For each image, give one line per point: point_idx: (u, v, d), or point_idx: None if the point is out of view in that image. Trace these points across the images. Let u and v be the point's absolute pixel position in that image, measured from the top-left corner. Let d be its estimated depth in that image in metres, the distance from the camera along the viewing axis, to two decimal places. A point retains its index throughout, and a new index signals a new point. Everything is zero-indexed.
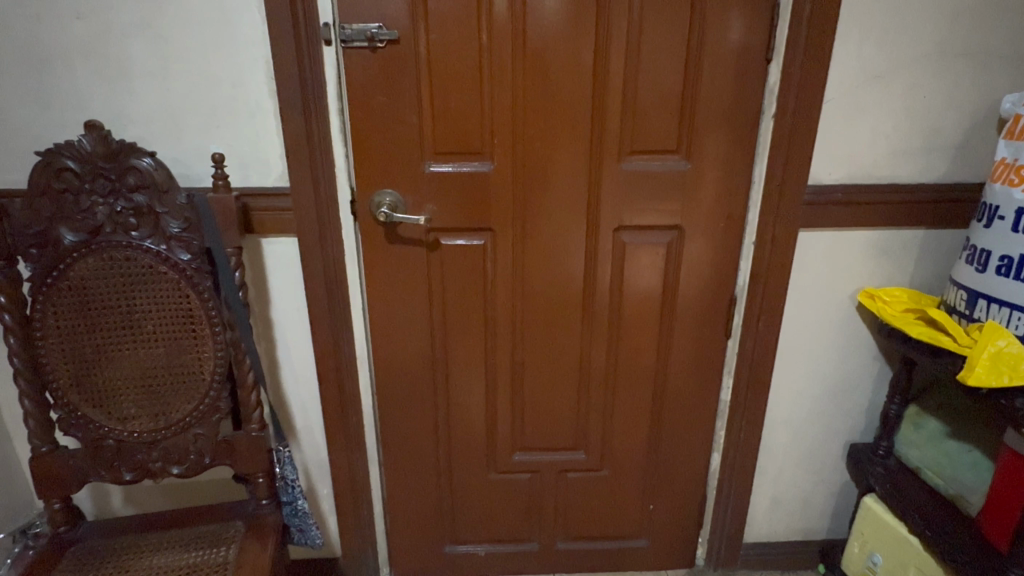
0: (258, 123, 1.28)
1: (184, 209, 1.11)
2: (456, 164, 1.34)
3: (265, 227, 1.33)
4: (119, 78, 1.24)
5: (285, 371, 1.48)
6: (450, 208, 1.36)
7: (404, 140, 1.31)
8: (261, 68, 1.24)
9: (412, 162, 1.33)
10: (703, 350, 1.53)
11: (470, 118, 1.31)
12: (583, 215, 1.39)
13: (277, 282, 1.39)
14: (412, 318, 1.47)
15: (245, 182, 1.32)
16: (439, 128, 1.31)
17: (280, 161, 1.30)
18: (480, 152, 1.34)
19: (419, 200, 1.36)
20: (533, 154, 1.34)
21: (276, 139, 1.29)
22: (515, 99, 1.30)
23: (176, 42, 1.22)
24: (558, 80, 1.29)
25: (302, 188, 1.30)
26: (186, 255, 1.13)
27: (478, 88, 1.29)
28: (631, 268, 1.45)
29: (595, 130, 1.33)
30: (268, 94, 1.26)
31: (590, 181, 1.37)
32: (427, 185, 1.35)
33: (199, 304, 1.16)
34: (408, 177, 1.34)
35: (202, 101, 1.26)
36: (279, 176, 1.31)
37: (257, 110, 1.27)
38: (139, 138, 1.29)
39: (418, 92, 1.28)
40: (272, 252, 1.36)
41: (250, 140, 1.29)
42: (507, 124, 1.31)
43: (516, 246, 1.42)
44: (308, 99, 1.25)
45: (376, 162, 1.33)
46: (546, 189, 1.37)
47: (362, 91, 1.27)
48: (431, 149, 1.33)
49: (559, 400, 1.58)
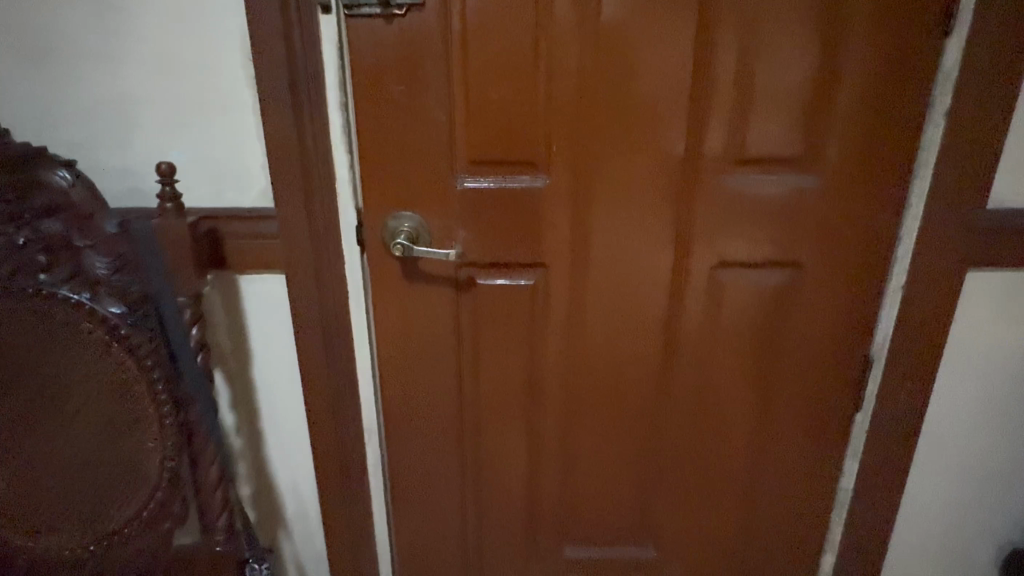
0: (232, 123, 0.94)
1: (115, 241, 0.78)
2: (498, 177, 0.99)
3: (243, 260, 0.99)
4: (46, 62, 0.91)
5: (272, 443, 1.14)
6: (489, 237, 1.01)
7: (429, 145, 0.97)
8: (236, 48, 0.91)
9: (439, 174, 0.98)
10: (821, 424, 1.16)
11: (519, 116, 0.95)
12: (667, 246, 1.03)
13: (261, 332, 1.05)
14: (437, 377, 1.12)
15: (217, 202, 0.98)
16: (477, 130, 0.96)
17: (263, 175, 0.96)
18: (531, 161, 0.98)
19: (447, 226, 1.01)
20: (603, 164, 0.98)
21: (257, 143, 0.95)
22: (582, 90, 0.94)
23: (119, 11, 0.89)
24: (642, 63, 0.93)
25: (292, 210, 0.96)
26: (118, 308, 0.80)
27: (531, 75, 0.94)
28: (728, 317, 1.08)
29: (691, 132, 0.97)
30: (246, 82, 0.92)
31: (680, 203, 1.01)
32: (459, 205, 1.00)
33: (138, 375, 0.82)
34: (433, 195, 0.99)
35: (156, 92, 0.93)
36: (261, 195, 0.97)
37: (231, 104, 0.93)
38: (72, 143, 0.96)
39: (448, 80, 0.93)
40: (253, 294, 1.03)
41: (222, 145, 0.95)
42: (568, 125, 0.96)
43: (576, 287, 1.06)
44: (299, 89, 0.91)
45: (391, 174, 0.98)
46: (620, 212, 1.01)
47: (372, 77, 0.93)
48: (465, 158, 0.98)
49: (625, 482, 1.22)
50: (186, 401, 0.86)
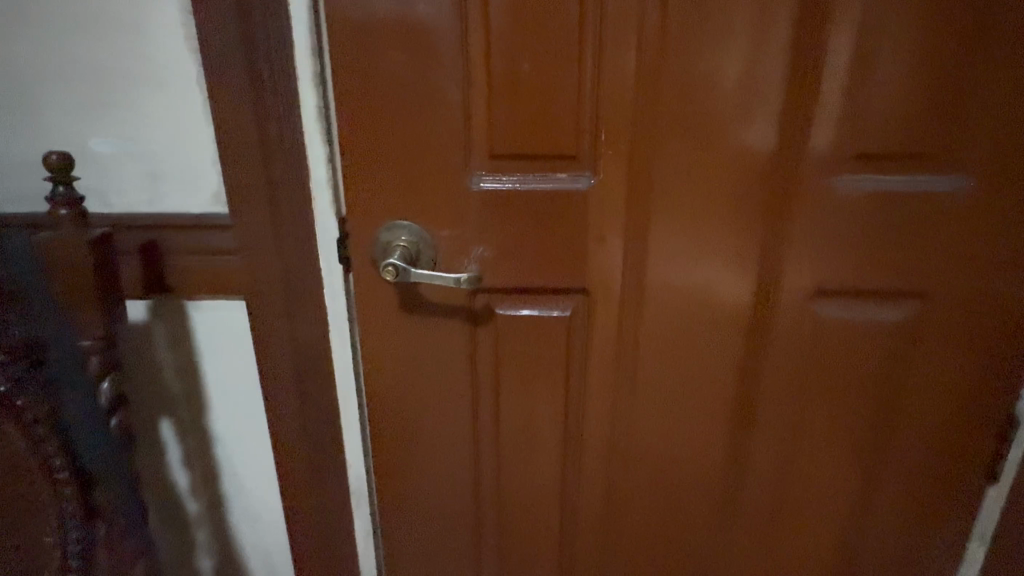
0: (171, 99, 0.69)
1: None
2: (531, 177, 0.71)
3: (193, 282, 0.76)
4: None
5: (236, 508, 0.91)
6: (515, 256, 0.74)
7: (436, 134, 0.69)
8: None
9: (449, 175, 0.71)
10: (939, 499, 0.90)
11: (562, 95, 0.68)
12: (753, 269, 0.78)
13: (218, 373, 0.82)
14: (446, 438, 0.86)
15: (155, 206, 0.73)
16: (503, 113, 0.68)
17: (214, 170, 0.72)
18: (577, 158, 0.71)
19: (459, 244, 0.74)
20: (673, 160, 0.72)
21: (205, 128, 0.70)
22: (650, 57, 0.68)
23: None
24: (735, 20, 0.66)
25: (254, 218, 0.73)
26: None
27: (580, 36, 0.66)
28: (827, 362, 0.83)
29: (796, 117, 0.71)
30: (188, 42, 0.67)
31: (776, 213, 0.75)
32: (475, 217, 0.72)
33: (21, 445, 0.61)
34: (440, 203, 0.72)
35: (63, 59, 0.68)
36: (212, 198, 0.73)
37: (169, 73, 0.68)
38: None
39: (462, 42, 0.66)
40: (207, 325, 0.79)
41: (157, 132, 0.70)
42: (629, 107, 0.69)
43: (630, 322, 0.80)
44: (259, 54, 0.67)
45: (384, 174, 0.71)
46: (693, 226, 0.74)
47: (357, 37, 0.66)
48: (485, 153, 0.70)
49: (681, 562, 0.96)
50: (100, 480, 0.67)
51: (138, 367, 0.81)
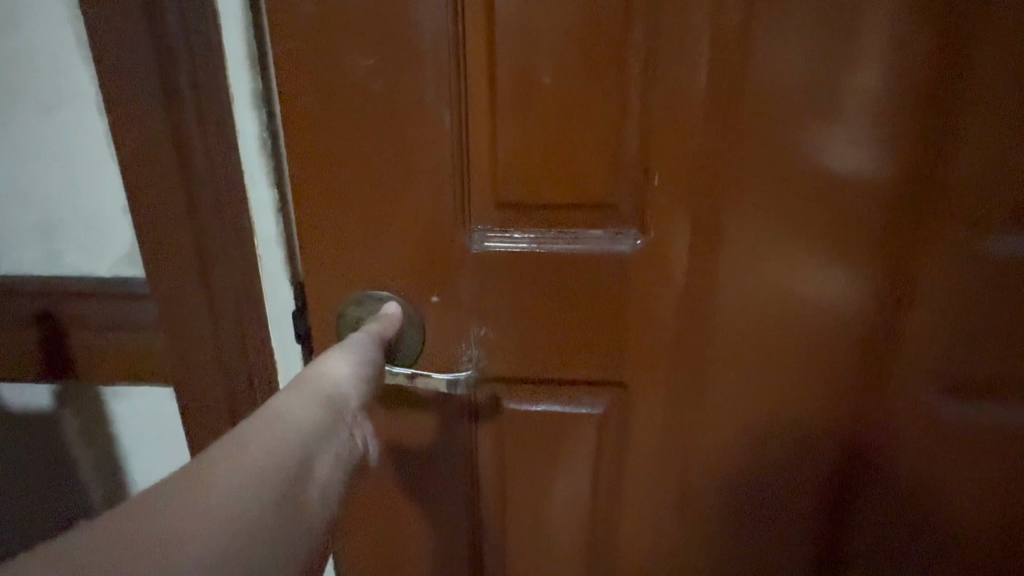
0: (60, 130, 0.51)
1: None
2: (551, 235, 0.50)
3: (103, 363, 0.58)
4: None
5: None
6: (530, 338, 0.54)
7: (418, 179, 0.48)
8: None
9: (437, 233, 0.50)
10: None
11: (604, 123, 0.46)
12: (881, 376, 0.53)
13: (143, 473, 0.64)
14: (437, 567, 0.65)
15: (55, 264, 0.56)
16: (508, 141, 0.47)
17: (125, 222, 0.54)
18: (621, 211, 0.49)
19: (452, 321, 0.54)
20: (767, 220, 0.48)
21: (108, 167, 0.52)
22: (741, 69, 0.44)
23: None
24: (880, 10, 0.42)
25: (177, 282, 0.54)
26: None
27: (631, 38, 0.44)
28: (981, 504, 0.57)
29: (966, 160, 0.46)
30: (79, 52, 0.49)
31: (925, 297, 0.50)
32: (473, 286, 0.52)
33: None
34: (428, 267, 0.52)
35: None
36: (124, 257, 0.55)
37: (56, 94, 0.50)
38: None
39: (455, 49, 0.44)
40: (127, 416, 0.61)
41: (46, 170, 0.52)
42: (705, 140, 0.47)
43: (691, 433, 0.57)
44: (168, 65, 0.47)
45: (349, 232, 0.50)
46: (784, 301, 0.51)
47: (301, 44, 0.44)
48: (490, 203, 0.49)
49: None
50: None
51: (48, 462, 0.64)
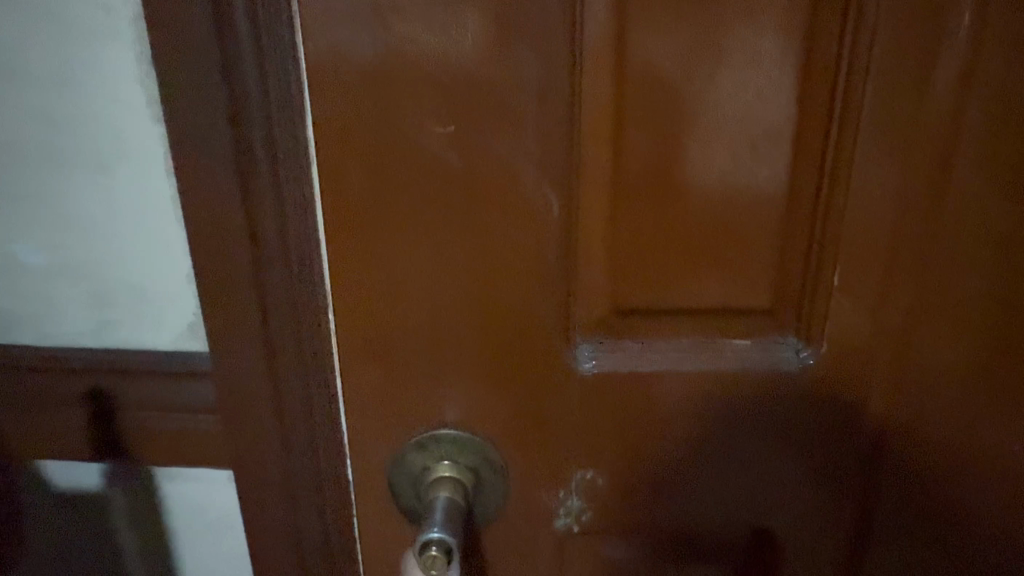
0: (116, 192, 0.45)
1: None
2: (689, 348, 0.38)
3: (157, 447, 0.52)
4: None
5: None
6: (656, 484, 0.40)
7: (517, 282, 0.35)
8: (118, 44, 0.42)
9: (539, 353, 0.37)
10: None
11: (766, 208, 0.34)
12: None
13: (195, 559, 0.57)
14: None
15: (106, 336, 0.50)
16: (633, 229, 0.35)
17: (188, 291, 0.48)
18: (775, 317, 0.37)
19: (551, 468, 0.40)
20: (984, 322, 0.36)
21: (172, 232, 0.46)
22: (956, 137, 0.33)
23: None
24: None
25: (238, 363, 0.47)
26: None
27: (810, 99, 0.33)
28: None
29: None
30: (144, 107, 0.43)
31: None
32: (576, 419, 0.39)
33: None
34: (520, 400, 0.38)
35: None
36: (187, 329, 0.49)
37: (113, 153, 0.44)
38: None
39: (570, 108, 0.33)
40: (179, 499, 0.55)
41: (100, 237, 0.47)
42: (912, 223, 0.35)
43: None
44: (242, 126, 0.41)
45: (414, 355, 0.37)
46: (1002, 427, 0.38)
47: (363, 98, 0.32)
48: (608, 307, 0.37)
49: None
50: None
51: (93, 543, 0.58)
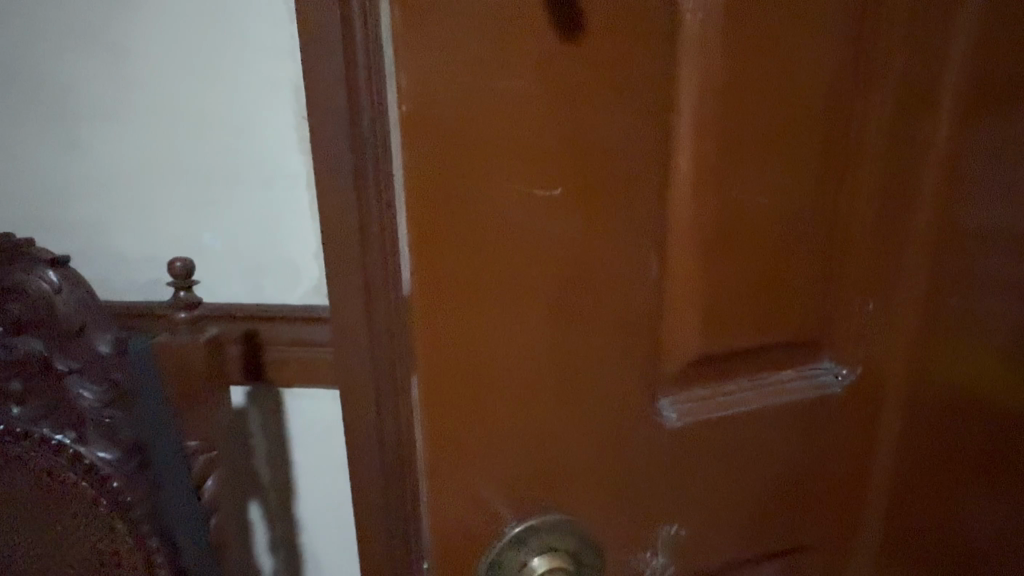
0: (275, 195, 0.68)
1: (113, 363, 0.57)
2: (745, 387, 0.43)
3: (287, 372, 0.74)
4: (43, 121, 0.68)
5: None
6: (721, 517, 0.44)
7: (623, 326, 0.37)
8: (286, 95, 0.65)
9: (637, 397, 0.39)
10: None
11: (812, 255, 0.41)
12: None
13: (306, 460, 0.79)
14: None
15: (256, 295, 0.72)
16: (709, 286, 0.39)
17: (315, 262, 0.70)
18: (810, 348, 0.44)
19: (633, 522, 0.42)
20: (947, 318, 0.44)
21: (309, 221, 0.69)
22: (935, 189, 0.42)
23: (136, 49, 0.65)
24: None
25: (349, 309, 0.70)
26: (107, 454, 0.58)
27: (843, 163, 0.40)
28: None
29: None
30: (297, 138, 0.66)
31: None
32: (660, 468, 0.41)
33: (131, 549, 0.60)
34: (626, 445, 0.40)
35: (182, 158, 0.68)
36: (313, 289, 0.71)
37: (276, 169, 0.67)
38: (74, 223, 0.72)
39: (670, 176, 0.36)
40: (299, 412, 0.77)
41: (262, 225, 0.69)
42: (900, 256, 0.43)
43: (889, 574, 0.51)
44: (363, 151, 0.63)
45: (519, 426, 0.37)
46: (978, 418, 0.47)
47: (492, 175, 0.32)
48: (688, 356, 0.40)
49: None
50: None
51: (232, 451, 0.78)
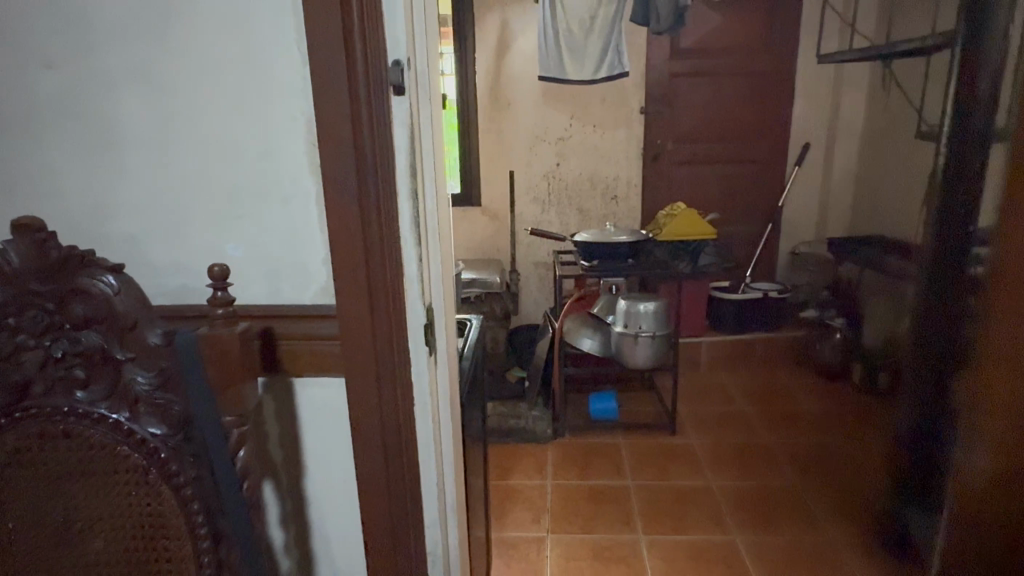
0: (291, 211, 0.83)
1: (160, 354, 0.72)
2: None
3: (298, 362, 0.86)
4: (106, 153, 0.84)
5: (323, 567, 0.96)
6: None
7: None
8: (299, 126, 0.80)
9: None
10: None
11: None
12: None
13: (313, 442, 0.90)
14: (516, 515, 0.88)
15: (273, 297, 0.86)
16: None
17: (323, 267, 0.84)
18: None
19: None
20: None
21: (318, 233, 0.83)
22: None
23: (182, 94, 0.81)
24: None
25: (353, 306, 0.81)
26: (156, 427, 0.73)
27: None
28: None
29: None
30: (309, 164, 0.81)
31: None
32: None
33: (177, 504, 0.75)
34: None
35: (217, 180, 0.84)
36: (321, 290, 0.84)
37: (292, 190, 0.82)
38: (125, 237, 0.87)
39: None
40: (307, 398, 0.88)
41: (280, 237, 0.84)
42: None
43: None
44: (365, 172, 0.77)
45: None
46: None
47: None
48: None
49: None
50: (227, 539, 0.77)
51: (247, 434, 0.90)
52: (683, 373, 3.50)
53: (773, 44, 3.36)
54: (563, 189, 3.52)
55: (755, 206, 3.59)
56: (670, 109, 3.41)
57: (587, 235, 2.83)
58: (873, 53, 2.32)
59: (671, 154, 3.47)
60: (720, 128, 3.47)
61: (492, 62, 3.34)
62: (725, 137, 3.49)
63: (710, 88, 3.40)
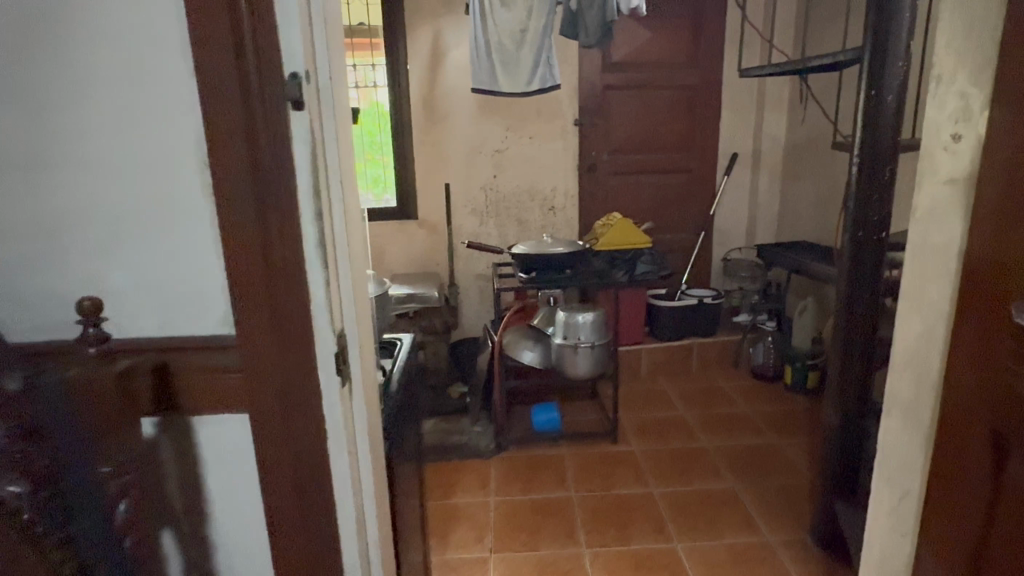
0: (185, 236, 0.76)
1: (22, 399, 0.66)
2: None
3: (198, 399, 0.80)
4: None
5: None
6: None
7: None
8: (189, 146, 0.74)
9: None
10: None
11: None
12: None
13: (216, 485, 0.84)
14: None
15: (166, 329, 0.79)
16: None
17: (220, 297, 0.78)
18: None
19: None
20: None
21: (214, 260, 0.77)
22: None
23: (54, 107, 0.74)
24: None
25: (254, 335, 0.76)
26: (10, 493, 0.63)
27: None
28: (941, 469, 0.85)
29: None
30: (202, 186, 0.75)
31: None
32: None
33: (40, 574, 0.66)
34: None
35: (98, 202, 0.76)
36: (219, 321, 0.78)
37: (184, 213, 0.76)
38: None
39: None
40: (211, 439, 0.82)
41: (172, 265, 0.77)
42: None
43: None
44: (262, 193, 0.73)
45: None
46: None
47: None
48: None
49: None
50: None
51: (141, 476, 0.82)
52: (624, 381, 3.52)
53: (699, 58, 3.47)
54: (501, 201, 3.50)
55: (687, 215, 3.68)
56: (604, 121, 3.46)
57: (524, 247, 2.82)
58: (789, 67, 2.42)
59: (606, 165, 3.52)
60: (651, 139, 3.54)
61: (424, 74, 3.29)
62: (656, 148, 3.56)
63: (641, 100, 3.47)
